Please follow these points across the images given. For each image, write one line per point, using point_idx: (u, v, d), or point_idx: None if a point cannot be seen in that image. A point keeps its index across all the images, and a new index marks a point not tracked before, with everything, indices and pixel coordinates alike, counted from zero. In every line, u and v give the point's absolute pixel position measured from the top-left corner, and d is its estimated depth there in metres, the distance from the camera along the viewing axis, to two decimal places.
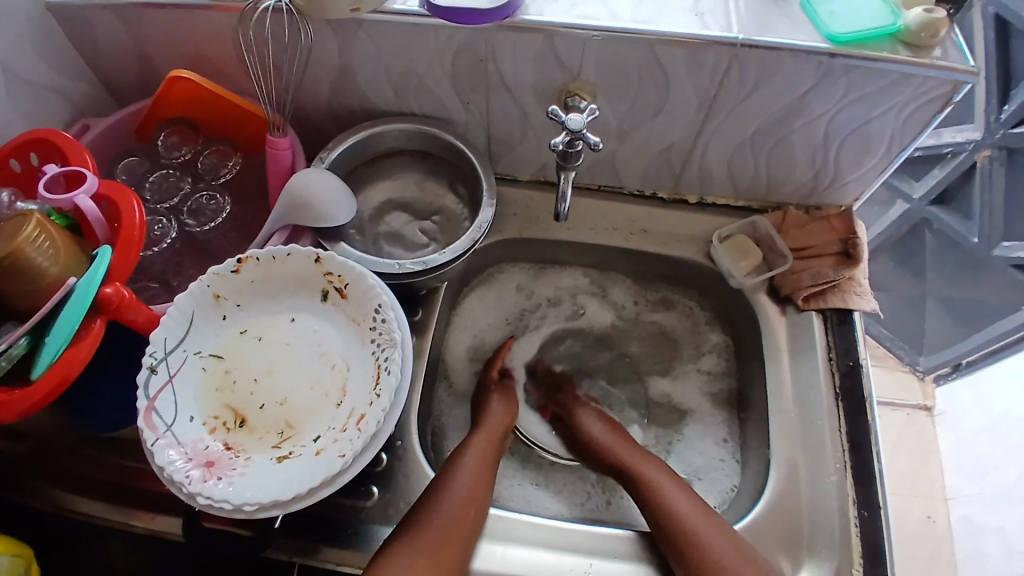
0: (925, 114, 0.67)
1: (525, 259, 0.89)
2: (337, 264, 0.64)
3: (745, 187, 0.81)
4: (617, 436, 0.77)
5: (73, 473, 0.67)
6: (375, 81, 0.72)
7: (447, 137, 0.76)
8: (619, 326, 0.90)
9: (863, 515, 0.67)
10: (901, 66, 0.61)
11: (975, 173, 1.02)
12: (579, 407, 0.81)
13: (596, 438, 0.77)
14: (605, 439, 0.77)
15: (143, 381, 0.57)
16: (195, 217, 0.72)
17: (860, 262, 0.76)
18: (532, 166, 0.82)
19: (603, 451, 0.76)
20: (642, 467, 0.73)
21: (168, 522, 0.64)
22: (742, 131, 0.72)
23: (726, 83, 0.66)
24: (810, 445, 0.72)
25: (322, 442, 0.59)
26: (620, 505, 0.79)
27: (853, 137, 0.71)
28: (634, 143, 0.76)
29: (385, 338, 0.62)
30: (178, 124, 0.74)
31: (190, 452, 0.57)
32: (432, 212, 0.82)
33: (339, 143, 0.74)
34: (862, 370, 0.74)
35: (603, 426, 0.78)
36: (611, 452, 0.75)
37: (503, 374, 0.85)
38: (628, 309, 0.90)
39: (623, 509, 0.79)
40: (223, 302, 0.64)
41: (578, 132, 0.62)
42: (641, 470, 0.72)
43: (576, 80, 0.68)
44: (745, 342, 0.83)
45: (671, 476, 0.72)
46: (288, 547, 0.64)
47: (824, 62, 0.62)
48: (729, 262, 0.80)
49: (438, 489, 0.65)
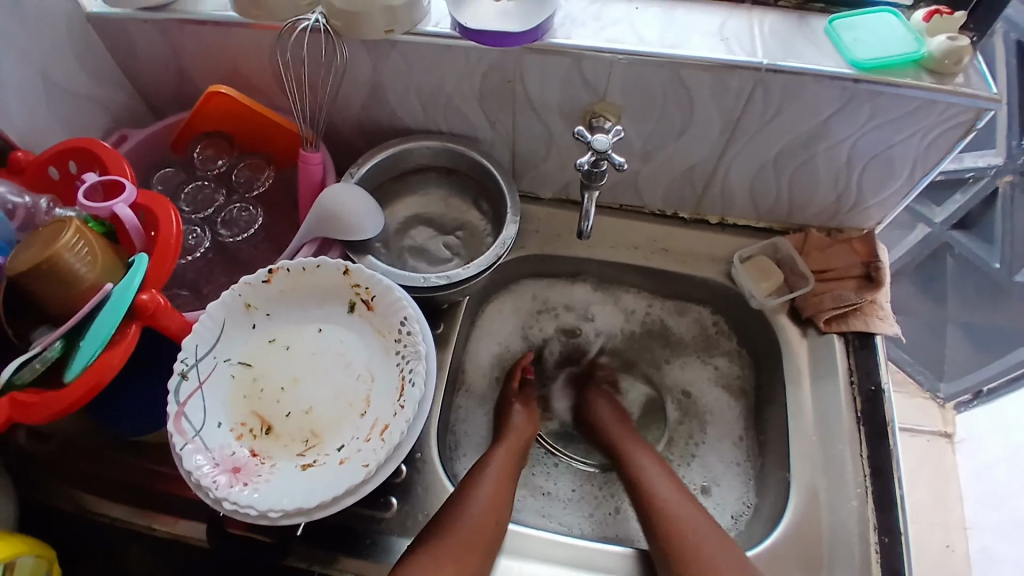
0: (949, 139, 0.67)
1: (539, 273, 0.89)
2: (365, 276, 0.65)
3: (767, 209, 0.82)
4: (620, 420, 0.81)
5: (97, 476, 0.68)
6: (405, 99, 0.74)
7: (473, 155, 0.77)
8: (631, 331, 0.90)
9: (884, 541, 0.66)
10: (925, 92, 0.62)
11: (997, 199, 1.02)
12: (591, 389, 0.86)
13: (598, 417, 0.82)
14: (607, 418, 0.82)
15: (173, 386, 0.58)
16: (228, 227, 0.74)
17: (882, 286, 0.77)
18: (555, 184, 0.84)
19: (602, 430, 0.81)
20: (633, 450, 0.77)
21: (190, 527, 0.65)
22: (764, 154, 0.73)
23: (749, 106, 0.67)
24: (831, 470, 0.72)
25: (346, 452, 0.60)
26: (624, 518, 0.78)
27: (875, 162, 0.72)
28: (656, 164, 0.77)
29: (409, 350, 0.63)
30: (212, 138, 0.76)
31: (217, 457, 0.58)
32: (456, 227, 0.83)
33: (368, 159, 0.75)
34: (884, 395, 0.74)
35: (609, 411, 0.82)
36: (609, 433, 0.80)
37: (524, 379, 0.85)
38: (639, 312, 0.90)
39: (626, 523, 0.78)
40: (253, 311, 0.65)
41: (604, 152, 0.64)
42: (631, 455, 0.76)
43: (602, 101, 0.69)
44: (764, 355, 0.83)
45: (657, 459, 0.76)
46: (307, 556, 0.64)
47: (848, 88, 0.63)
48: (750, 284, 0.80)
49: (461, 499, 0.66)
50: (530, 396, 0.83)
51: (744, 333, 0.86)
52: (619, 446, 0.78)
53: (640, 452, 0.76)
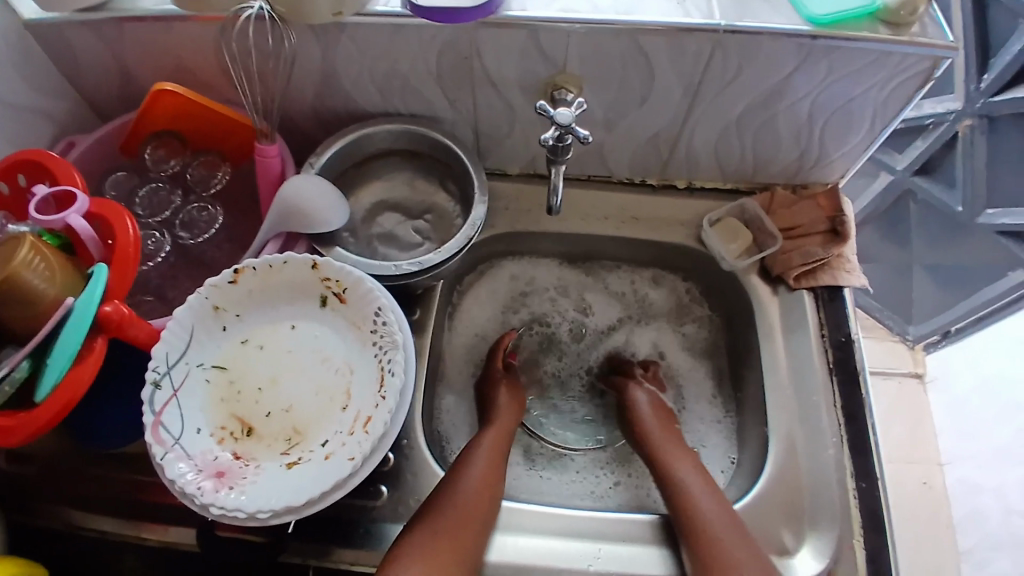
0: (907, 89, 0.68)
1: (521, 252, 0.89)
2: (335, 269, 0.64)
3: (733, 170, 0.82)
4: (661, 421, 0.78)
5: (83, 494, 0.67)
6: (360, 83, 0.72)
7: (436, 136, 0.76)
8: (624, 318, 0.90)
9: (862, 486, 0.70)
10: (880, 44, 0.62)
11: (957, 143, 1.03)
12: (629, 382, 0.82)
13: (639, 413, 0.79)
14: (648, 417, 0.78)
15: (148, 397, 0.57)
16: (188, 229, 0.72)
17: (848, 240, 0.78)
18: (521, 159, 0.83)
19: (641, 428, 0.78)
20: (672, 452, 0.74)
21: (181, 532, 0.65)
22: (727, 115, 0.73)
23: (710, 69, 0.67)
24: (809, 421, 0.74)
25: (331, 446, 0.60)
26: (626, 488, 0.81)
27: (836, 116, 0.72)
28: (620, 132, 0.77)
29: (386, 340, 0.63)
30: (163, 137, 0.73)
31: (200, 463, 0.57)
32: (424, 211, 0.82)
33: (327, 147, 0.74)
34: (855, 344, 0.77)
35: (650, 408, 0.79)
36: (652, 437, 0.77)
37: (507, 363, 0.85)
38: (629, 294, 0.90)
39: (628, 492, 0.80)
40: (222, 313, 0.64)
41: (568, 125, 0.63)
42: (669, 458, 0.73)
43: (562, 73, 0.68)
44: (734, 316, 0.85)
45: (696, 463, 0.73)
46: (303, 550, 0.65)
47: (805, 45, 0.63)
48: (720, 246, 0.81)
49: (455, 479, 0.67)
50: (514, 376, 0.83)
51: (715, 298, 0.87)
52: (662, 450, 0.75)
53: (685, 458, 0.73)
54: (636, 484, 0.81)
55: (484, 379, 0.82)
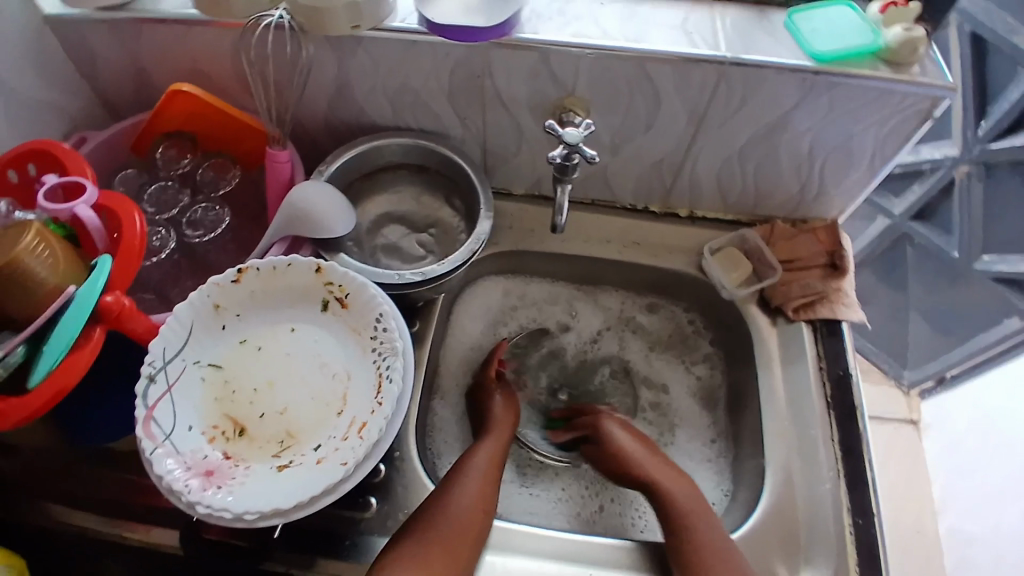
0: (905, 128, 0.69)
1: (530, 272, 0.90)
2: (338, 274, 0.65)
3: (734, 201, 0.83)
4: (645, 447, 0.76)
5: (66, 490, 0.66)
6: (373, 95, 0.73)
7: (443, 152, 0.77)
8: (605, 330, 0.90)
9: (858, 523, 0.68)
10: (882, 82, 0.64)
11: (954, 189, 1.05)
12: (603, 415, 0.79)
13: (621, 445, 0.76)
14: (631, 446, 0.76)
15: (142, 390, 0.57)
16: (194, 228, 0.72)
17: (846, 274, 0.80)
18: (526, 179, 0.84)
19: (626, 459, 0.75)
20: (667, 480, 0.72)
21: (165, 534, 0.63)
22: (730, 146, 0.75)
23: (714, 99, 0.69)
24: (805, 453, 0.74)
25: (323, 451, 0.59)
26: (612, 514, 0.79)
27: (836, 152, 0.74)
28: (625, 157, 0.78)
29: (386, 346, 0.63)
30: (176, 137, 0.75)
31: (189, 461, 0.57)
32: (429, 225, 0.82)
33: (338, 158, 0.75)
34: (851, 379, 0.76)
35: (628, 436, 0.77)
36: (637, 463, 0.74)
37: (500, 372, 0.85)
38: (616, 310, 0.91)
39: (615, 517, 0.79)
40: (222, 312, 0.64)
41: (576, 144, 0.64)
42: (666, 486, 0.72)
43: (571, 96, 0.70)
44: (736, 348, 0.85)
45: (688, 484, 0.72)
46: (287, 560, 0.63)
47: (808, 79, 0.65)
48: (721, 274, 0.82)
49: (445, 495, 0.66)
50: (507, 386, 0.82)
51: (716, 329, 0.87)
52: (651, 477, 0.73)
53: (677, 482, 0.72)
54: (623, 511, 0.79)
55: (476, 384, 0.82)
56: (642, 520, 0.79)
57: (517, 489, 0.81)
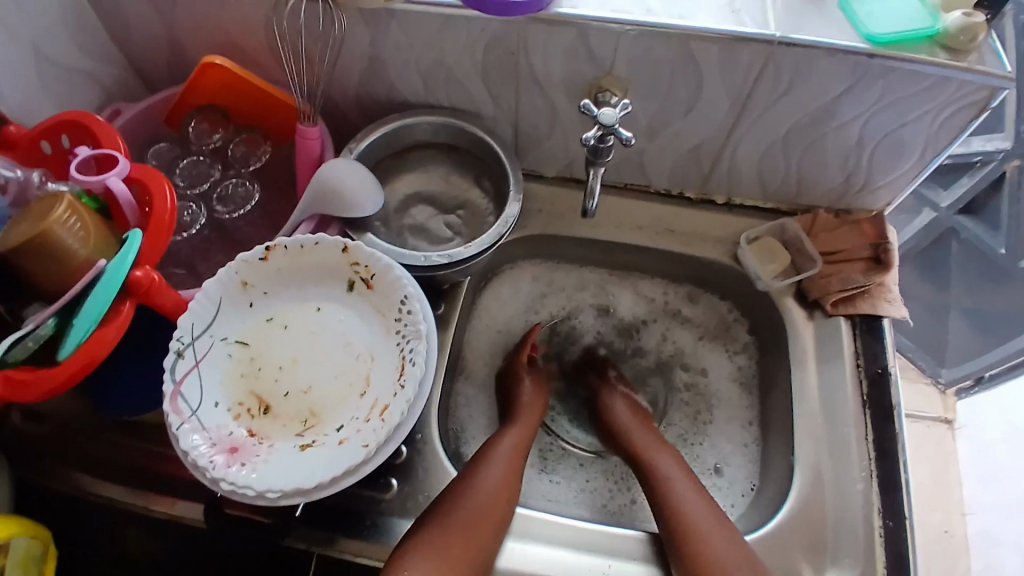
0: (960, 120, 0.65)
1: (568, 258, 0.88)
2: (365, 254, 0.63)
3: (774, 189, 0.80)
4: (641, 422, 0.78)
5: (96, 456, 0.67)
6: (404, 71, 0.71)
7: (475, 131, 0.75)
8: (648, 318, 0.88)
9: (888, 526, 0.67)
10: (938, 69, 0.60)
11: (1005, 183, 0.99)
12: (604, 387, 0.82)
13: (618, 417, 0.78)
14: (625, 420, 0.78)
15: (170, 365, 0.57)
16: (224, 203, 0.73)
17: (891, 268, 0.76)
18: (558, 162, 0.82)
19: (620, 432, 0.77)
20: (654, 453, 0.74)
21: (188, 507, 0.64)
22: (773, 132, 0.71)
23: (761, 80, 0.65)
24: (836, 453, 0.71)
25: (346, 432, 0.59)
26: (641, 507, 0.78)
27: (886, 141, 0.70)
28: (663, 140, 0.75)
29: (410, 329, 0.62)
30: (207, 111, 0.74)
31: (214, 437, 0.57)
32: (457, 206, 0.81)
33: (367, 135, 0.74)
34: (890, 378, 0.73)
35: (626, 409, 0.79)
36: (628, 434, 0.77)
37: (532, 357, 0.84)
38: (659, 300, 0.88)
39: (642, 509, 0.78)
40: (250, 289, 0.63)
41: (611, 125, 0.62)
42: (652, 459, 0.73)
43: (609, 75, 0.67)
44: (767, 338, 0.82)
45: (682, 465, 0.72)
46: (306, 536, 0.64)
47: (862, 63, 0.61)
48: (757, 265, 0.79)
49: (469, 480, 0.66)
50: (539, 371, 0.82)
51: (755, 323, 0.84)
52: (638, 450, 0.75)
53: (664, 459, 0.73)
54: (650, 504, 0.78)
55: (509, 365, 0.81)
56: None
57: (543, 475, 0.80)
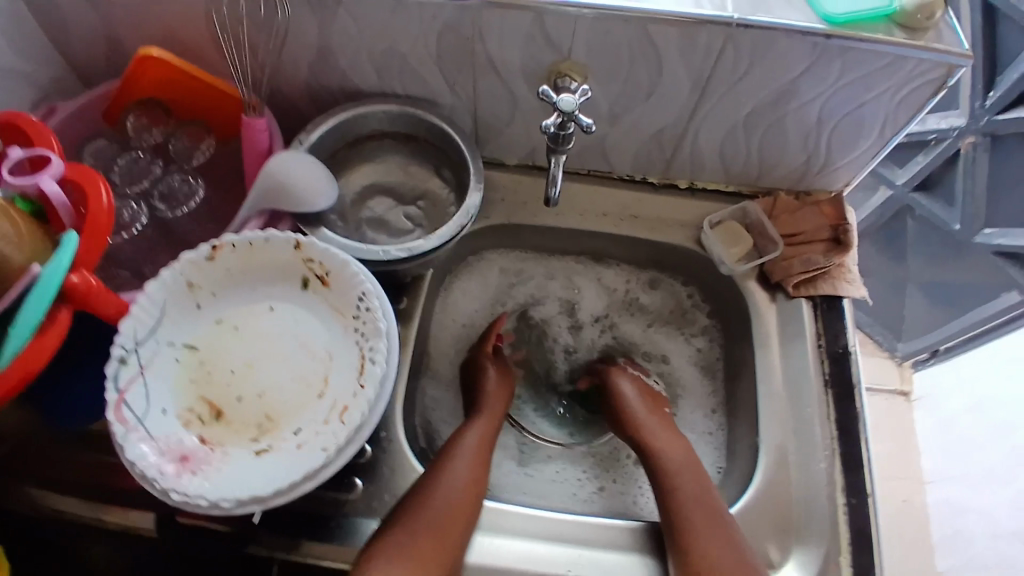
0: (918, 98, 0.66)
1: (529, 249, 0.87)
2: (318, 250, 0.61)
3: (736, 171, 0.80)
4: (650, 407, 0.77)
5: (45, 471, 0.64)
6: (356, 59, 0.69)
7: (431, 119, 0.73)
8: (608, 307, 0.88)
9: (852, 502, 0.68)
10: (897, 48, 0.60)
11: (959, 160, 1.01)
12: (612, 370, 0.81)
13: (628, 399, 0.78)
14: (637, 406, 0.77)
15: (112, 373, 0.55)
16: (166, 201, 0.70)
17: (850, 249, 0.77)
18: (520, 150, 0.80)
19: (632, 417, 0.77)
20: (665, 446, 0.73)
21: (143, 518, 0.62)
22: (734, 115, 0.71)
23: (720, 61, 0.64)
24: (801, 434, 0.72)
25: (304, 435, 0.57)
26: (613, 494, 0.78)
27: (846, 120, 0.70)
28: (623, 126, 0.74)
29: (369, 327, 0.60)
30: (147, 106, 0.70)
31: (163, 446, 0.55)
32: (416, 197, 0.79)
33: (318, 126, 0.71)
34: (851, 357, 0.74)
35: (637, 396, 0.78)
36: (636, 424, 0.76)
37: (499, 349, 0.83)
38: (620, 291, 0.88)
39: (614, 497, 0.78)
40: (197, 290, 0.61)
41: (570, 112, 0.60)
42: (659, 451, 0.73)
43: (567, 60, 0.66)
44: (731, 320, 0.82)
45: (686, 454, 0.72)
46: (268, 542, 0.62)
47: (819, 44, 0.61)
48: (720, 249, 0.79)
49: (436, 477, 0.65)
50: (506, 363, 0.81)
51: (715, 306, 0.85)
52: (641, 438, 0.74)
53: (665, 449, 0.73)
54: (622, 492, 0.78)
55: (473, 358, 0.80)
56: (641, 500, 0.78)
57: (511, 468, 0.79)
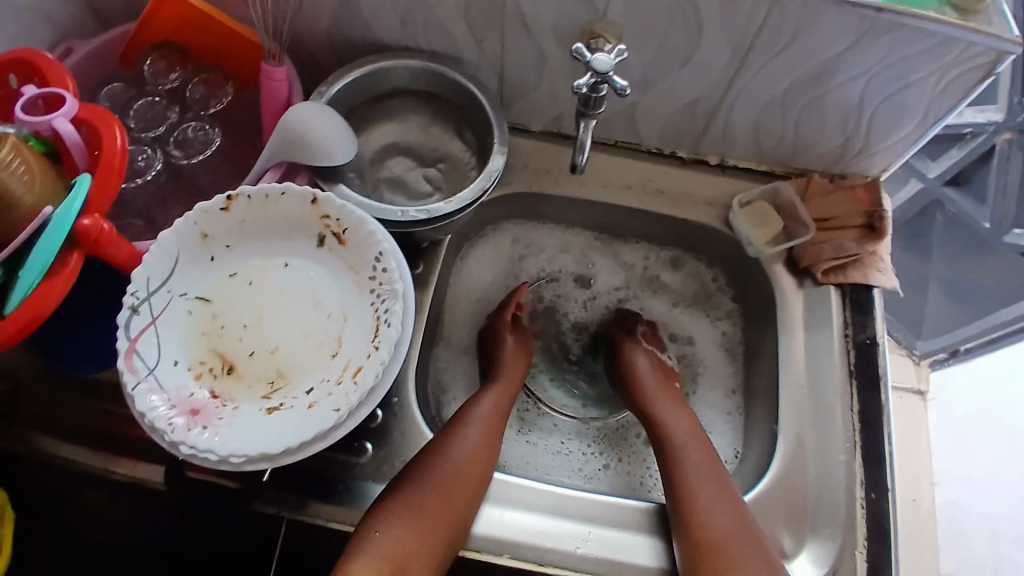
0: (966, 83, 0.62)
1: (550, 219, 0.85)
2: (336, 207, 0.59)
3: (770, 149, 0.77)
4: (661, 381, 0.76)
5: (53, 417, 0.63)
6: (381, 9, 0.66)
7: (456, 77, 0.70)
8: (626, 283, 0.86)
9: (871, 497, 0.66)
10: (948, 28, 0.56)
11: (993, 156, 0.95)
12: (626, 342, 0.78)
13: (640, 371, 0.76)
14: (645, 372, 0.76)
15: (124, 321, 0.53)
16: (181, 148, 0.68)
17: (885, 236, 0.73)
18: (545, 115, 0.77)
19: (644, 391, 0.75)
20: (671, 420, 0.72)
21: (150, 470, 0.61)
22: (772, 90, 0.68)
23: (763, 33, 0.61)
24: (820, 421, 0.70)
25: (316, 395, 0.55)
26: (620, 473, 0.77)
27: (887, 104, 0.67)
28: (656, 95, 0.71)
29: (385, 288, 0.58)
30: (164, 49, 0.68)
31: (173, 398, 0.53)
32: (437, 159, 0.77)
33: (340, 78, 0.68)
34: (879, 347, 0.73)
35: (650, 369, 0.76)
36: (645, 396, 0.75)
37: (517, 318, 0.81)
38: (639, 269, 0.86)
39: (621, 476, 0.77)
40: (210, 241, 0.59)
41: (605, 73, 0.57)
42: (668, 428, 0.72)
43: (602, 20, 0.63)
44: (755, 303, 0.80)
45: (693, 428, 0.72)
46: (275, 500, 0.61)
47: (868, 17, 0.57)
48: (748, 230, 0.76)
49: (446, 442, 0.63)
50: (524, 330, 0.79)
51: (739, 289, 0.83)
52: (653, 412, 0.73)
53: (675, 418, 0.72)
54: (630, 471, 0.77)
55: (491, 325, 0.78)
56: (648, 480, 0.76)
57: (521, 439, 0.78)
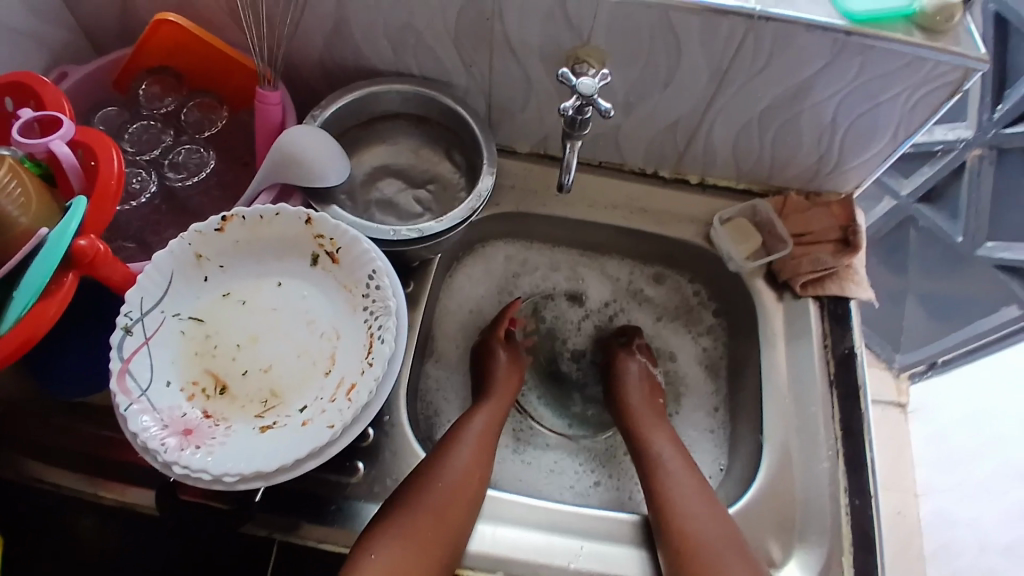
0: (934, 100, 0.65)
1: (537, 238, 0.87)
2: (329, 226, 0.60)
3: (748, 168, 0.80)
4: (648, 400, 0.77)
5: (42, 442, 0.63)
6: (372, 35, 0.68)
7: (445, 101, 0.72)
8: (614, 298, 0.88)
9: (855, 504, 0.68)
10: (915, 49, 0.60)
11: (965, 171, 1.00)
12: (620, 356, 0.81)
13: (630, 385, 0.78)
14: (636, 393, 0.77)
15: (116, 342, 0.54)
16: (176, 170, 0.68)
17: (858, 250, 0.76)
18: (532, 137, 0.80)
19: (631, 410, 0.77)
20: (655, 437, 0.73)
21: (140, 493, 0.61)
22: (751, 109, 0.71)
23: (739, 54, 0.64)
24: (805, 431, 0.72)
25: (309, 413, 0.56)
26: (608, 489, 0.78)
27: (860, 121, 0.70)
28: (639, 115, 0.74)
29: (378, 305, 0.59)
30: (159, 74, 0.69)
31: (166, 418, 0.53)
32: (427, 180, 0.78)
33: (333, 101, 0.70)
34: (857, 358, 0.75)
35: (640, 381, 0.78)
36: (635, 415, 0.76)
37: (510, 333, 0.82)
38: (624, 281, 0.88)
39: (609, 492, 0.77)
40: (204, 262, 0.60)
41: (590, 96, 0.59)
42: (653, 442, 0.73)
43: (586, 44, 0.65)
44: (739, 317, 0.82)
45: (676, 447, 0.72)
46: (268, 523, 0.61)
47: (839, 40, 0.60)
48: (730, 246, 0.79)
49: (439, 460, 0.64)
50: (516, 348, 0.79)
51: (721, 304, 0.85)
52: (639, 434, 0.74)
53: (661, 443, 0.73)
54: (618, 487, 0.78)
55: (484, 342, 0.79)
56: (636, 495, 0.77)
57: (512, 457, 0.79)
